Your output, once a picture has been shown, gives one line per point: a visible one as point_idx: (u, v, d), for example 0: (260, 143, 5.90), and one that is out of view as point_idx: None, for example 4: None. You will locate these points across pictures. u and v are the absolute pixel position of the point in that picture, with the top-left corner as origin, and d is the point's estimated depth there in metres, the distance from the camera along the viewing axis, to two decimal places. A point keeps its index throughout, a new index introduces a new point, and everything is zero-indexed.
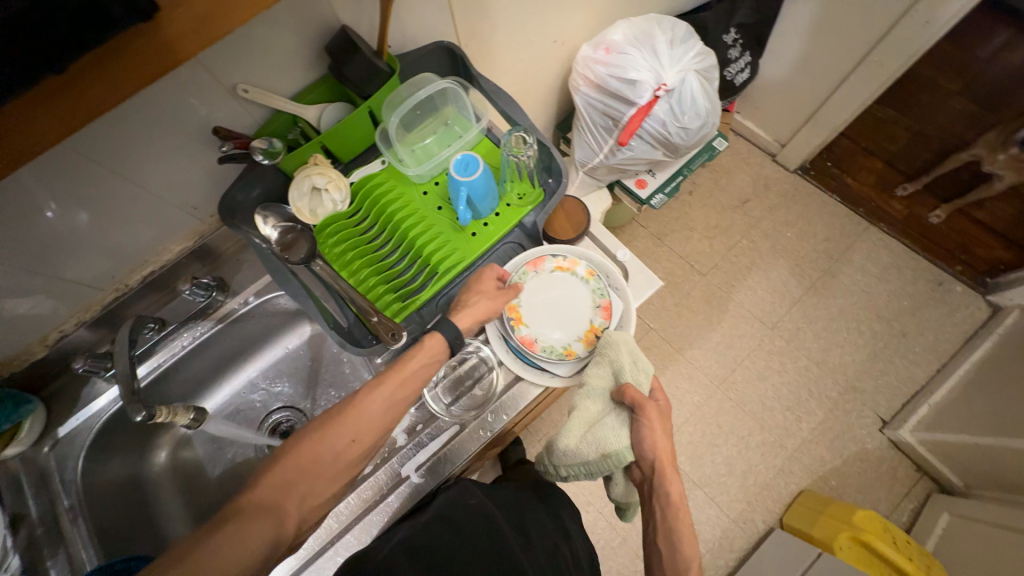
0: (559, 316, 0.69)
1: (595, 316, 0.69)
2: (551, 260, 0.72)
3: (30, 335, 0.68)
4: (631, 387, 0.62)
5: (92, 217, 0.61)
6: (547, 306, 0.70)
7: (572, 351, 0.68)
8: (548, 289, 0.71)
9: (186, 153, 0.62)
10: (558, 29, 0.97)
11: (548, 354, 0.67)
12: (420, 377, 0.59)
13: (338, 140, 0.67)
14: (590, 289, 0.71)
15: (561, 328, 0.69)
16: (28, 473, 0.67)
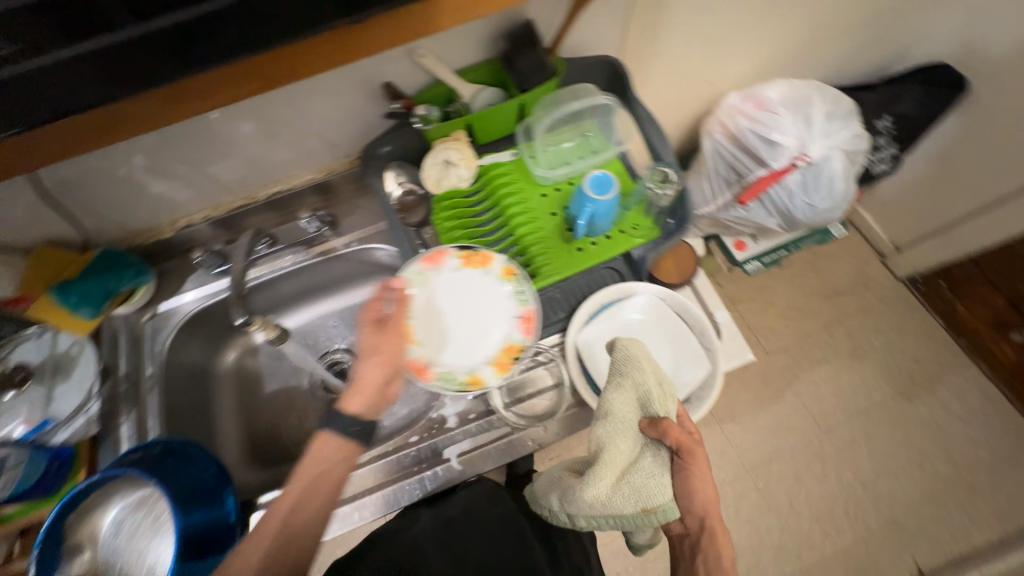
0: (445, 321, 0.63)
1: (508, 328, 0.64)
2: (454, 255, 0.67)
3: (165, 214, 0.75)
4: (671, 424, 0.54)
5: (251, 130, 0.66)
6: (461, 315, 0.64)
7: (477, 377, 0.61)
8: (453, 290, 0.65)
9: (348, 97, 0.66)
10: (713, 71, 0.95)
11: (446, 381, 0.61)
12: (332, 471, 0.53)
13: (485, 123, 0.70)
14: (509, 291, 0.65)
15: (458, 340, 0.63)
16: (126, 333, 0.74)
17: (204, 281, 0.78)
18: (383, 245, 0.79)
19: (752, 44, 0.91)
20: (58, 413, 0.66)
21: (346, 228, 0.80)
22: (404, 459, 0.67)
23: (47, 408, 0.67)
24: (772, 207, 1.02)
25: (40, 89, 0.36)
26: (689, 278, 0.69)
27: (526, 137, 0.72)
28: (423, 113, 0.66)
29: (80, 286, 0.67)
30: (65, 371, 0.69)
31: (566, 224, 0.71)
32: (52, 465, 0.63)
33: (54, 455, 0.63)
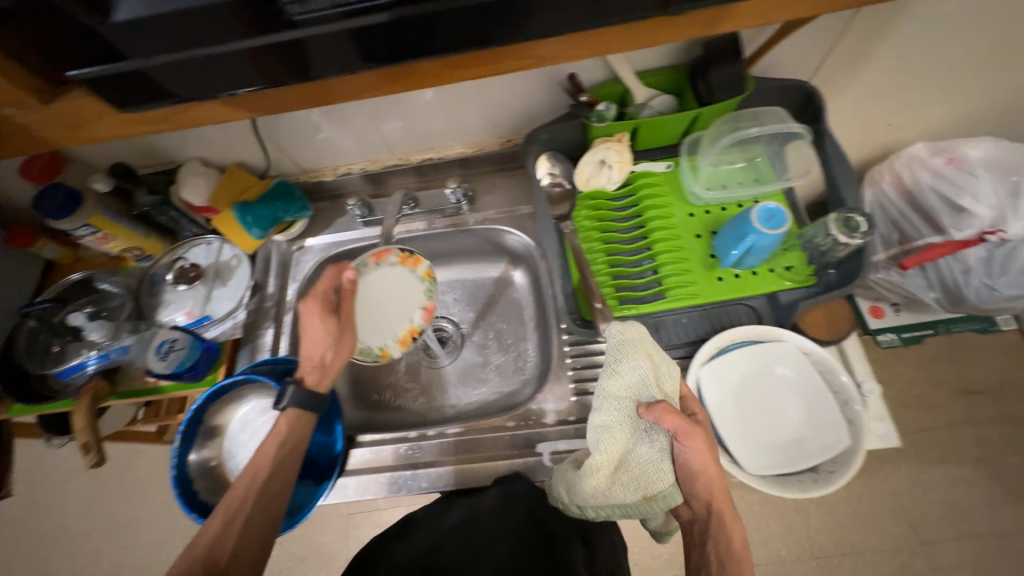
0: (369, 313, 0.70)
1: (415, 316, 0.71)
2: (398, 254, 0.73)
3: (330, 160, 0.82)
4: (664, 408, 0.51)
5: (428, 98, 0.70)
6: (374, 308, 0.71)
7: (386, 353, 0.68)
8: (393, 283, 0.72)
9: (523, 82, 0.67)
10: (903, 116, 0.84)
11: (365, 356, 0.67)
12: (296, 446, 0.61)
13: (651, 129, 0.67)
14: (422, 289, 0.72)
15: (372, 326, 0.69)
16: (277, 257, 0.83)
17: (340, 228, 0.85)
18: (514, 230, 0.81)
19: (964, 91, 0.79)
20: (214, 312, 0.76)
21: (481, 206, 0.83)
22: (495, 441, 0.68)
23: (206, 306, 0.77)
24: (935, 279, 0.89)
25: (215, 65, 0.37)
26: (841, 338, 0.63)
27: (689, 151, 0.68)
28: (600, 110, 0.64)
29: (256, 209, 0.74)
30: (224, 278, 0.79)
31: (711, 249, 0.67)
32: (203, 356, 0.72)
33: (205, 347, 0.72)
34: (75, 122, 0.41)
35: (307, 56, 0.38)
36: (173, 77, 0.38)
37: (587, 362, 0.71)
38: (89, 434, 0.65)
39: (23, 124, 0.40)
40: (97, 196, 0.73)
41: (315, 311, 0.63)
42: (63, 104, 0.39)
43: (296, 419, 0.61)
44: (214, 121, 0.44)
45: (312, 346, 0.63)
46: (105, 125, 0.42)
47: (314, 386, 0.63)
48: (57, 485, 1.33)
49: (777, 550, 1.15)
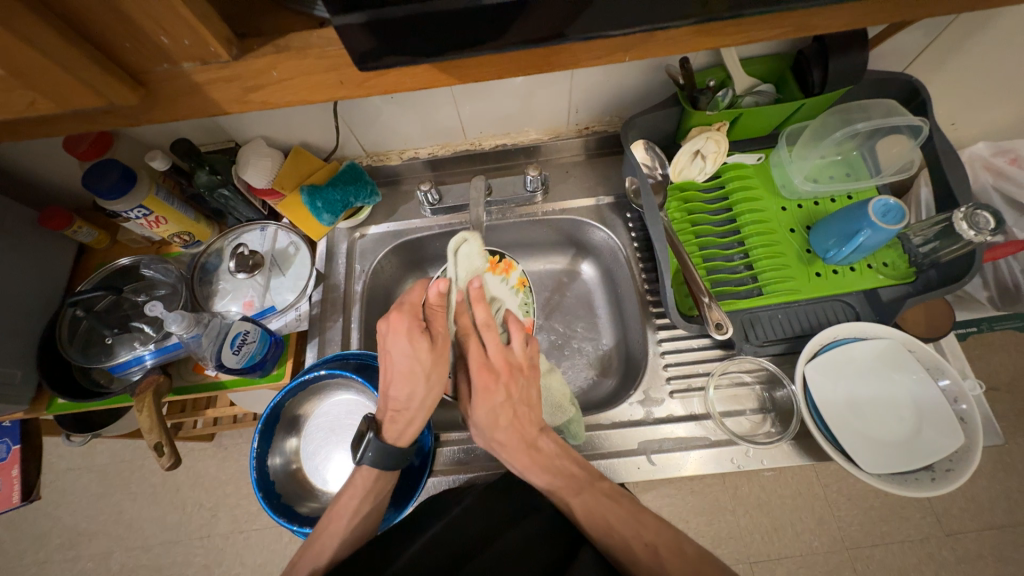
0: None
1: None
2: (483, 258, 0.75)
3: (397, 144, 0.77)
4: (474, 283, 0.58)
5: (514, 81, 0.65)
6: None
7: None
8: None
9: (620, 66, 0.63)
10: (970, 116, 0.82)
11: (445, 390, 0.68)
12: (365, 510, 0.55)
13: (751, 120, 0.65)
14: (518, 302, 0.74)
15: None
16: (339, 246, 0.78)
17: (404, 216, 0.80)
18: (593, 221, 0.77)
19: None
20: (276, 302, 0.71)
21: (555, 195, 0.79)
22: (587, 442, 0.63)
23: (265, 296, 0.72)
24: (993, 277, 0.91)
25: (349, 42, 0.30)
26: (940, 337, 0.65)
27: (786, 144, 0.66)
28: (717, 97, 0.63)
29: (326, 193, 0.70)
30: (282, 267, 0.73)
31: (806, 245, 0.66)
32: (270, 349, 0.67)
33: (273, 339, 0.68)
34: (254, 83, 0.33)
35: (523, 23, 0.31)
36: (385, 36, 0.30)
37: (682, 360, 0.66)
38: (160, 435, 0.63)
39: (195, 84, 0.33)
40: (151, 176, 0.67)
41: (408, 334, 0.55)
42: (250, 59, 0.32)
43: (366, 479, 0.55)
44: (406, 90, 0.36)
45: (409, 384, 0.55)
46: (283, 89, 0.34)
47: (398, 437, 0.56)
48: (58, 483, 1.21)
49: (809, 542, 0.97)
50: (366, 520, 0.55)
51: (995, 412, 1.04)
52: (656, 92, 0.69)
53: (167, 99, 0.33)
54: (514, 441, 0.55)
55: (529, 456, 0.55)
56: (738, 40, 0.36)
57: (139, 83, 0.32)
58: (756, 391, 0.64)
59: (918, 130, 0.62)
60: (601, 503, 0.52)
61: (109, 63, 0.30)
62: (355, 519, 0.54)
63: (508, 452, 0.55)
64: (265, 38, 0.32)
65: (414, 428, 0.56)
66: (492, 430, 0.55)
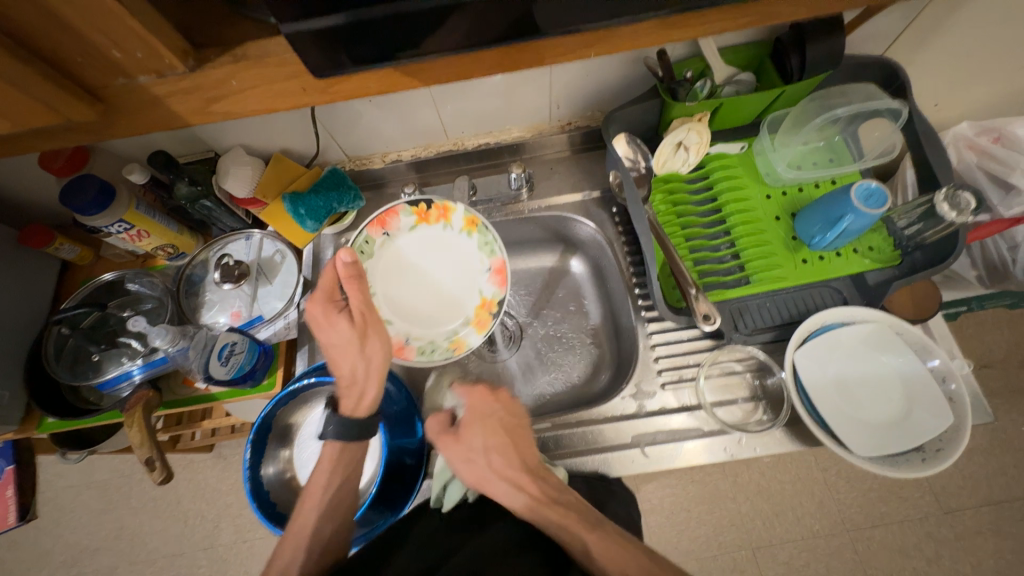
0: (414, 307, 0.67)
1: (492, 289, 0.66)
2: (405, 213, 0.69)
3: (379, 147, 0.76)
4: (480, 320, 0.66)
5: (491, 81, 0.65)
6: (435, 301, 0.68)
7: (460, 340, 0.65)
8: (442, 254, 0.69)
9: (597, 60, 0.63)
10: (951, 96, 0.81)
11: (425, 355, 0.64)
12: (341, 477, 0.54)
13: (731, 110, 0.65)
14: (477, 244, 0.68)
15: (433, 318, 0.67)
16: (326, 252, 0.78)
17: None
18: (580, 216, 0.77)
19: (1015, 70, 0.75)
20: (263, 311, 0.71)
21: (540, 192, 0.79)
22: (581, 439, 0.63)
23: (253, 306, 0.71)
24: (981, 256, 0.91)
25: (309, 49, 0.30)
26: (928, 318, 0.65)
27: (768, 132, 0.66)
28: (694, 87, 0.64)
29: (309, 200, 0.69)
30: (269, 275, 0.73)
31: (792, 232, 0.66)
32: (260, 359, 0.67)
33: (261, 349, 0.67)
34: (215, 94, 0.33)
35: (483, 23, 0.31)
36: (344, 42, 0.30)
37: (673, 352, 0.67)
38: (150, 450, 0.63)
39: (156, 97, 0.33)
40: (130, 190, 0.66)
41: (323, 309, 0.56)
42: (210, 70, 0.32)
43: (335, 452, 0.54)
44: (374, 94, 0.36)
45: (341, 357, 0.56)
46: (246, 98, 0.34)
47: (354, 409, 0.55)
48: (57, 501, 1.20)
49: (809, 526, 0.97)
50: (342, 490, 0.54)
51: (989, 390, 1.04)
52: (635, 84, 0.69)
53: (129, 113, 0.33)
54: (503, 475, 0.51)
55: (537, 484, 0.51)
56: (697, 33, 0.36)
57: (98, 98, 0.32)
58: (747, 380, 0.64)
59: (897, 113, 0.62)
60: (612, 544, 0.46)
61: (66, 80, 0.30)
62: (328, 493, 0.53)
63: (497, 486, 0.51)
64: (222, 48, 0.32)
65: (361, 399, 0.55)
66: (477, 467, 0.51)
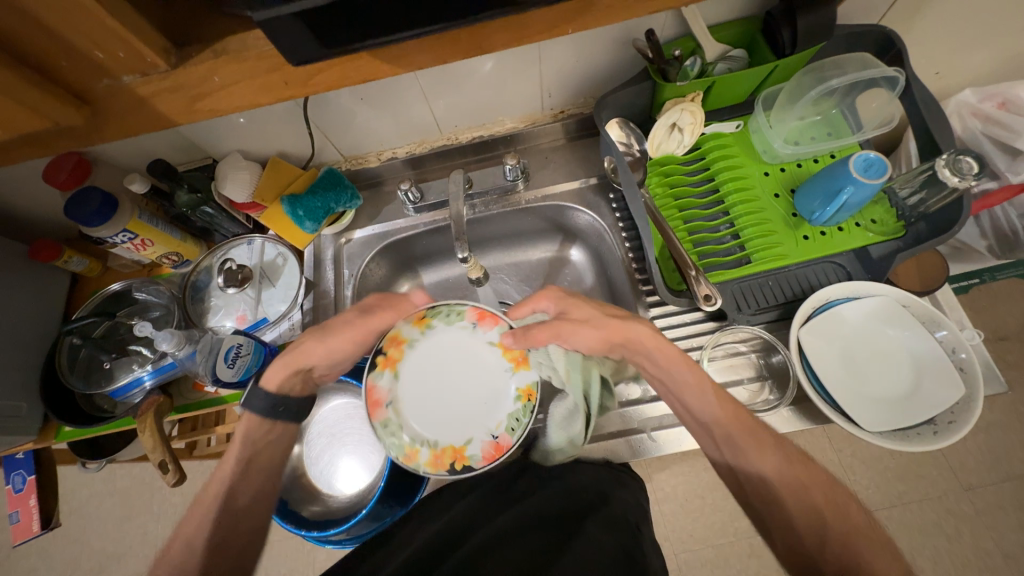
0: (471, 412, 0.58)
1: (498, 330, 0.61)
2: (377, 373, 0.59)
3: (373, 146, 0.77)
4: (517, 352, 0.60)
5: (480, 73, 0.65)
6: (486, 384, 0.59)
7: (527, 387, 0.58)
8: (440, 349, 0.61)
9: (585, 46, 0.63)
10: (952, 63, 0.79)
11: (519, 426, 0.56)
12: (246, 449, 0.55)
13: (724, 87, 0.64)
14: (444, 324, 0.62)
15: (491, 404, 0.58)
16: (326, 252, 0.79)
17: (388, 217, 0.80)
18: (577, 205, 0.77)
19: (1017, 32, 0.73)
20: (268, 314, 0.71)
21: (536, 182, 0.79)
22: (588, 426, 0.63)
23: (257, 309, 0.72)
24: (990, 226, 0.89)
25: None
26: (935, 290, 0.64)
27: (763, 109, 0.66)
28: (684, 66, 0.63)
29: (306, 201, 0.70)
30: (272, 278, 0.74)
31: (792, 209, 0.65)
32: (266, 360, 0.68)
33: (267, 351, 0.68)
34: (199, 91, 0.36)
35: None
36: (314, 28, 0.32)
37: (676, 335, 0.66)
38: (163, 453, 0.64)
39: (139, 96, 0.35)
40: (132, 200, 0.67)
41: (350, 313, 0.61)
42: (191, 66, 0.34)
43: (250, 425, 0.57)
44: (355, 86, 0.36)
45: (318, 355, 0.59)
46: (229, 94, 0.37)
47: (271, 377, 0.58)
48: (82, 510, 1.23)
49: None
50: (251, 473, 0.54)
51: (1005, 363, 1.02)
52: (625, 68, 0.68)
53: (114, 114, 0.36)
54: (613, 331, 0.57)
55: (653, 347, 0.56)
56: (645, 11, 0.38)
57: (85, 101, 0.35)
58: (752, 361, 0.64)
59: (895, 81, 0.60)
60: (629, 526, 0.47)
61: (54, 85, 0.33)
62: (232, 465, 0.54)
63: (617, 341, 0.58)
64: (202, 44, 0.35)
65: (289, 374, 0.58)
66: (587, 342, 0.58)
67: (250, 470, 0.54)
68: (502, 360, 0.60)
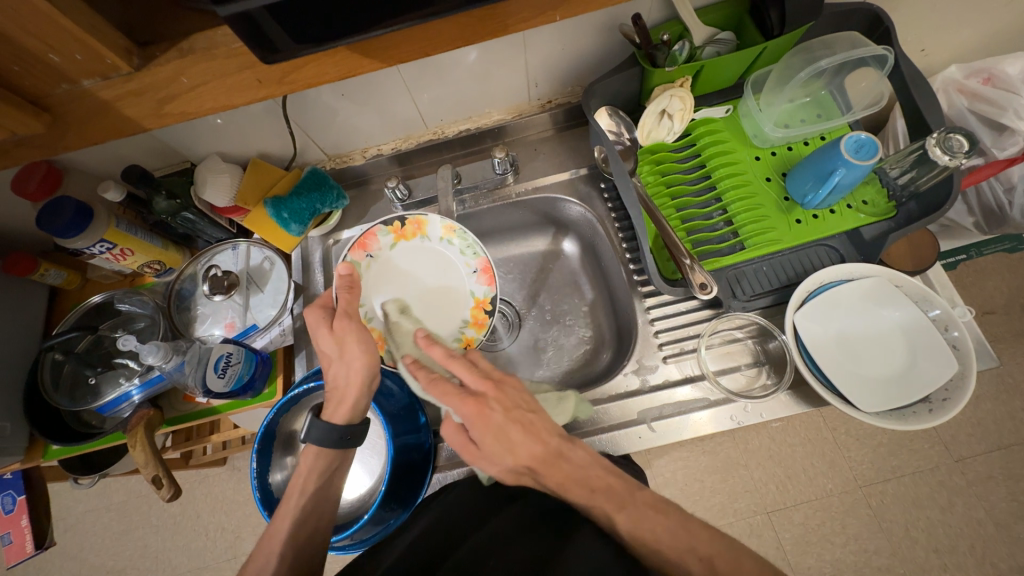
0: (449, 280, 0.70)
1: (382, 235, 0.71)
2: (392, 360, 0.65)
3: (358, 143, 0.75)
4: (411, 222, 0.70)
5: (462, 65, 0.63)
6: (421, 258, 0.71)
7: (445, 226, 0.69)
8: (373, 281, 0.69)
9: (569, 34, 0.61)
10: (938, 40, 0.79)
11: (474, 245, 0.69)
12: (312, 486, 0.52)
13: (713, 71, 0.63)
14: (372, 268, 0.69)
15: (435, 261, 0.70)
16: (315, 255, 0.77)
17: (376, 216, 0.78)
18: (568, 196, 0.76)
19: (1002, 6, 0.73)
20: (258, 320, 0.70)
21: (526, 175, 0.77)
22: (589, 419, 0.63)
23: (246, 316, 0.70)
24: (976, 202, 0.90)
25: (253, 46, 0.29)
26: (927, 268, 0.65)
27: (752, 92, 0.65)
28: (673, 51, 0.61)
29: (291, 203, 0.68)
30: (260, 283, 0.72)
31: (784, 193, 0.65)
32: (258, 367, 0.66)
33: (259, 358, 0.67)
34: (166, 93, 0.35)
35: None
36: (284, 23, 0.30)
37: (672, 325, 0.66)
38: (156, 468, 0.63)
39: (106, 102, 0.35)
40: (108, 209, 0.65)
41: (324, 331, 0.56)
42: (158, 66, 0.33)
43: (318, 458, 0.53)
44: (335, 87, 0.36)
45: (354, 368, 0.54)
46: (199, 97, 0.36)
47: (332, 416, 0.54)
48: (79, 526, 1.21)
49: (822, 486, 0.98)
50: (321, 503, 0.52)
51: (992, 336, 1.04)
52: (612, 55, 0.67)
53: (74, 122, 0.35)
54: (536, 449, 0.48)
55: (557, 468, 0.48)
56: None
57: (44, 108, 0.35)
58: (749, 347, 0.64)
59: (883, 60, 0.59)
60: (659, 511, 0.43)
61: (12, 95, 0.33)
62: (303, 500, 0.51)
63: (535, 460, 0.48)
64: (168, 43, 0.34)
65: (353, 406, 0.54)
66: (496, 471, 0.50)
67: (318, 508, 0.52)
68: (409, 241, 0.71)
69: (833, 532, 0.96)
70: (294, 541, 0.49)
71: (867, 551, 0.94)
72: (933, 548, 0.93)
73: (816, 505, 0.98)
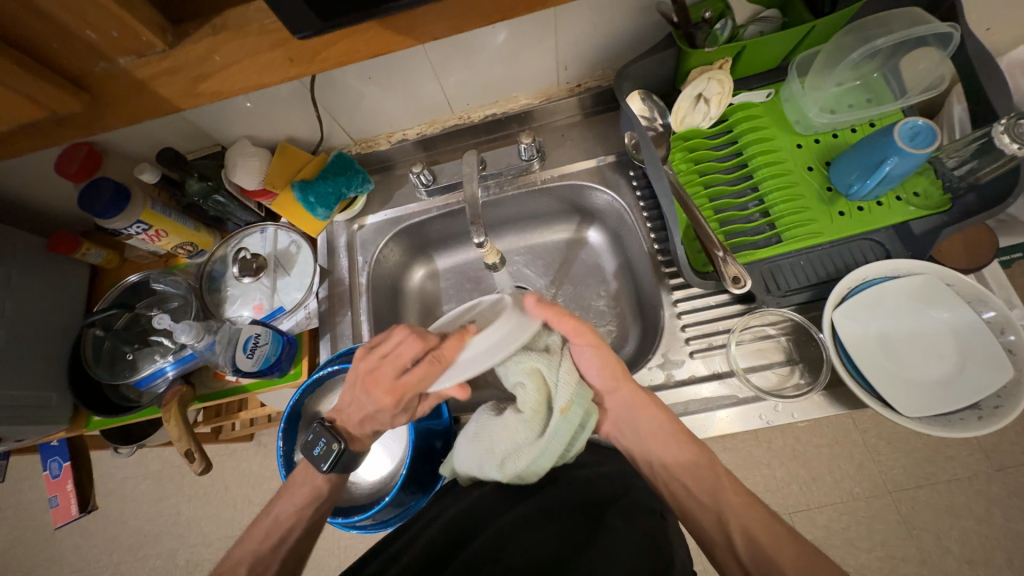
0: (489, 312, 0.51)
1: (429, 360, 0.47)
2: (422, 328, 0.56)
3: (384, 127, 0.74)
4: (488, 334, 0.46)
5: (491, 46, 0.61)
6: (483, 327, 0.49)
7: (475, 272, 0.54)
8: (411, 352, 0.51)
9: (602, 13, 0.58)
10: (1006, 18, 0.73)
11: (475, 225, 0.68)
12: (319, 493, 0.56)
13: (756, 51, 0.59)
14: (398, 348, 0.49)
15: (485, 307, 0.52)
16: (339, 239, 0.77)
17: (401, 201, 0.78)
18: (596, 184, 0.73)
19: None
20: (284, 302, 0.71)
21: (553, 161, 0.75)
22: None
23: (273, 298, 0.72)
24: None
25: None
26: (982, 266, 0.61)
27: (797, 75, 0.61)
28: (713, 30, 0.58)
29: (318, 187, 0.68)
30: (286, 267, 0.73)
31: (827, 183, 0.61)
32: (284, 349, 0.68)
33: (285, 340, 0.68)
34: (198, 73, 0.35)
35: None
36: None
37: (700, 319, 0.64)
38: (188, 442, 0.65)
39: (140, 82, 0.35)
40: (144, 190, 0.67)
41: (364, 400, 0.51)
42: (190, 45, 0.33)
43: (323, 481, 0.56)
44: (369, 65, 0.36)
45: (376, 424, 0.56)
46: (230, 75, 0.36)
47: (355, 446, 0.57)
48: (117, 492, 1.28)
49: (850, 489, 0.94)
50: (319, 511, 0.56)
51: None
52: (647, 35, 0.64)
53: (111, 101, 0.36)
54: (623, 369, 0.55)
55: (636, 391, 0.55)
56: None
57: (84, 88, 0.35)
58: (781, 345, 0.61)
59: (947, 39, 0.55)
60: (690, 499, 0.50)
61: (53, 75, 0.33)
62: (307, 509, 0.55)
63: (628, 383, 0.55)
64: (200, 21, 0.34)
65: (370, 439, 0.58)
66: (594, 374, 0.56)
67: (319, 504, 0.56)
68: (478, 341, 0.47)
69: (858, 537, 0.93)
70: (296, 529, 0.54)
71: (894, 558, 0.90)
72: (967, 558, 0.89)
73: (842, 509, 0.94)
